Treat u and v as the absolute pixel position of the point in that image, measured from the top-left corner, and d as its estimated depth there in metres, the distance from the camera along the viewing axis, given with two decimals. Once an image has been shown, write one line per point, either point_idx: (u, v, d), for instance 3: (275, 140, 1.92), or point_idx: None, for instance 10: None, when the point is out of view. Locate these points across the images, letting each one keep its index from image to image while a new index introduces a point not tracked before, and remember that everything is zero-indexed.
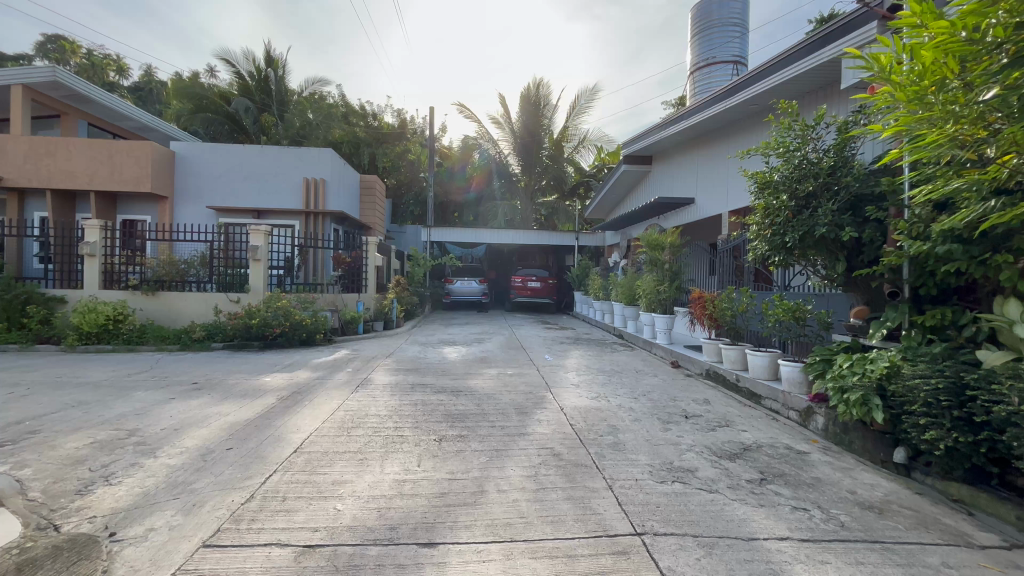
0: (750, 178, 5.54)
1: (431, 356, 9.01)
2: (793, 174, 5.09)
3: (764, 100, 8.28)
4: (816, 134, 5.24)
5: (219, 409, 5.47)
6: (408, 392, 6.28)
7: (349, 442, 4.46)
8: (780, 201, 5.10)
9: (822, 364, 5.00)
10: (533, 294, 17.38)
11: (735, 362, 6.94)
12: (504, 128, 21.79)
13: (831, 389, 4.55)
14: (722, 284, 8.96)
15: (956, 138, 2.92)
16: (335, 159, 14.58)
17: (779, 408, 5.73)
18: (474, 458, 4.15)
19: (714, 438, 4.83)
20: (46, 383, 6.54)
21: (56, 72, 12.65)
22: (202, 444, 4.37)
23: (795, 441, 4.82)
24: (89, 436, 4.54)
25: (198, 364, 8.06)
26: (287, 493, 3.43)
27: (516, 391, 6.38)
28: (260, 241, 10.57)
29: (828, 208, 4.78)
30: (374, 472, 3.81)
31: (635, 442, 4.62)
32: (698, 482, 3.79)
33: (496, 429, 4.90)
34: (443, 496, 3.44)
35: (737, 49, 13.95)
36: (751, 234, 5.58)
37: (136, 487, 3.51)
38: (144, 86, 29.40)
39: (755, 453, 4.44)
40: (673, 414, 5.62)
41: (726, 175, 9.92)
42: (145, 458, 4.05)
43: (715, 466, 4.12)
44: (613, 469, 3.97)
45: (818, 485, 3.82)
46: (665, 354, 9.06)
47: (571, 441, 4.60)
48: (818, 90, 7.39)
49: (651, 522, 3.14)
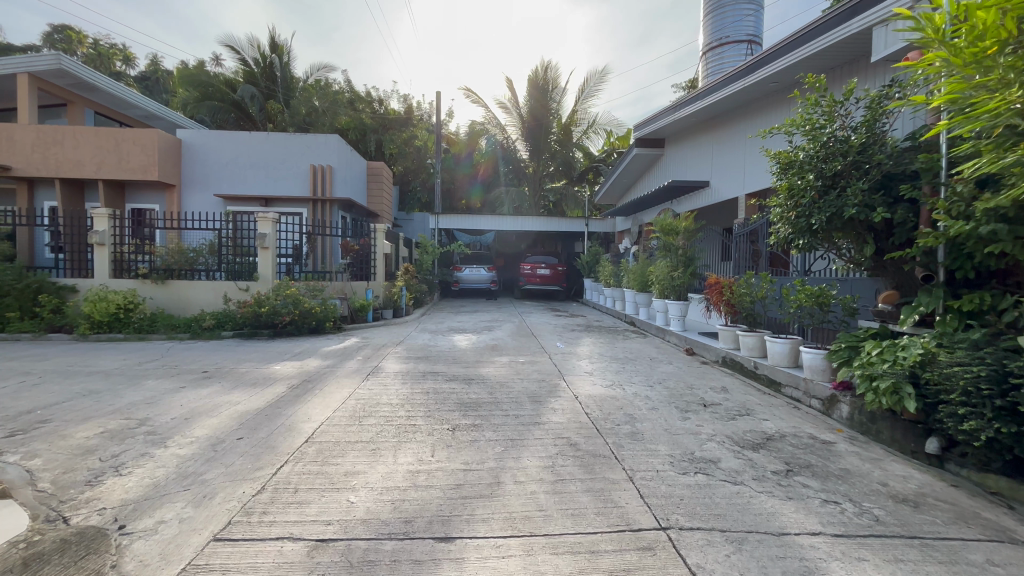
0: (773, 157, 5.31)
1: (441, 344, 8.91)
2: (819, 153, 4.85)
3: (786, 77, 7.93)
4: (844, 109, 4.97)
5: (229, 398, 5.41)
6: (419, 380, 6.18)
7: (361, 431, 4.37)
8: (805, 180, 4.86)
9: (848, 351, 4.81)
10: (543, 281, 17.19)
11: (753, 349, 6.78)
12: (511, 113, 21.45)
13: (860, 377, 4.36)
14: (737, 269, 8.75)
15: (1017, 106, 2.66)
16: (343, 145, 14.44)
17: (800, 396, 5.57)
18: (489, 448, 4.03)
19: (736, 427, 4.67)
20: (58, 372, 6.54)
21: (60, 58, 12.53)
22: (213, 433, 4.30)
23: (819, 430, 4.66)
24: (99, 426, 4.49)
25: (208, 353, 8.01)
26: (299, 484, 3.35)
27: (529, 379, 6.27)
28: (268, 229, 10.51)
29: (858, 188, 4.54)
30: (387, 463, 3.71)
31: (654, 432, 4.49)
32: (721, 474, 3.65)
33: (509, 418, 4.78)
34: (459, 488, 3.33)
35: (751, 28, 13.48)
36: (774, 216, 5.38)
37: (146, 478, 3.44)
38: (151, 76, 29.33)
39: (779, 443, 4.29)
40: (691, 402, 5.48)
41: (745, 156, 9.57)
42: (155, 447, 3.99)
43: (738, 456, 3.98)
44: (633, 460, 3.84)
45: (848, 477, 3.66)
46: (679, 341, 8.88)
47: (587, 430, 4.47)
48: (844, 64, 7.07)
49: (676, 516, 3.02)
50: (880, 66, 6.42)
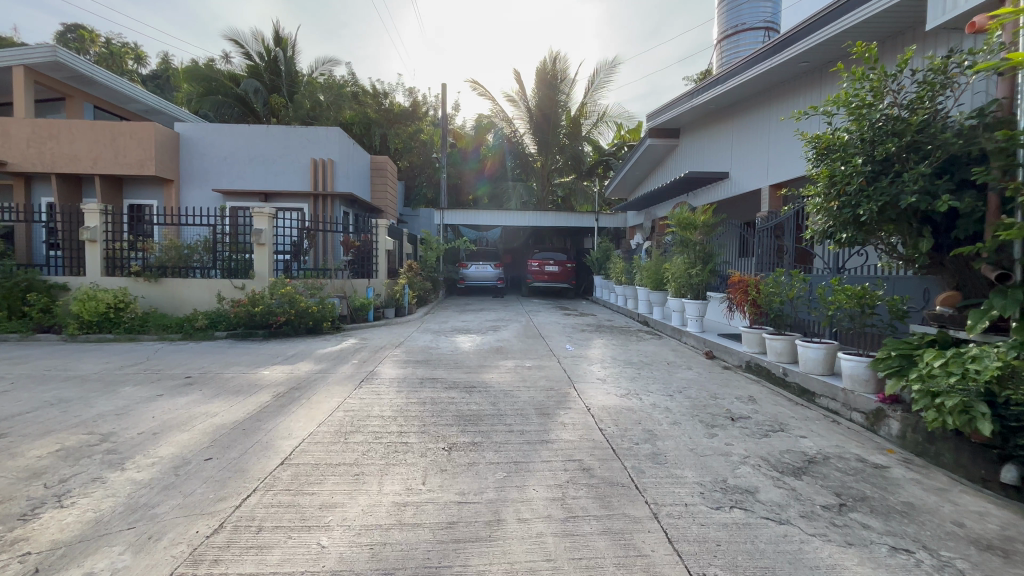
0: (810, 140, 4.70)
1: (443, 345, 8.39)
2: (867, 134, 4.22)
3: (822, 54, 7.29)
4: (896, 84, 4.33)
5: (206, 408, 4.92)
6: (416, 388, 5.63)
7: (346, 451, 3.87)
8: (852, 165, 4.23)
9: (900, 361, 4.19)
10: (551, 279, 16.64)
11: (782, 355, 6.19)
12: (518, 106, 20.77)
13: (918, 391, 3.79)
14: (760, 266, 8.14)
15: None
16: (345, 138, 13.94)
17: (839, 409, 4.99)
18: (489, 473, 3.50)
19: (771, 447, 4.10)
20: (33, 377, 6.11)
21: (56, 50, 12.21)
22: (179, 453, 3.82)
23: (868, 451, 4.08)
24: (57, 442, 4.03)
25: (197, 355, 7.58)
26: (264, 521, 2.85)
27: (536, 388, 5.71)
28: (264, 224, 10.00)
29: (918, 172, 3.91)
30: (369, 494, 3.19)
31: (678, 452, 3.94)
32: (762, 509, 3.08)
33: (514, 435, 4.25)
34: (450, 528, 2.81)
35: (768, 14, 12.64)
36: (810, 206, 4.78)
37: (88, 512, 2.95)
38: (162, 75, 29.24)
39: (824, 468, 3.71)
40: (717, 415, 4.90)
41: (768, 142, 8.92)
42: (111, 471, 3.51)
43: (779, 486, 3.41)
44: (656, 491, 3.28)
45: (913, 514, 3.10)
46: (697, 343, 8.29)
47: (602, 451, 3.92)
48: (894, 35, 6.36)
49: (714, 569, 2.48)
50: (938, 33, 5.67)
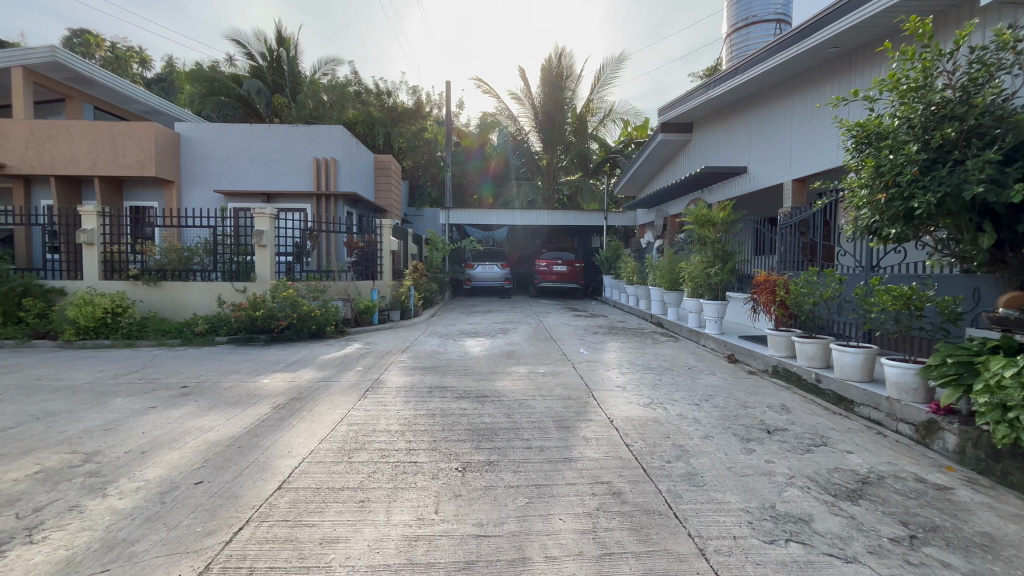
0: (850, 128, 4.29)
1: (451, 350, 8.02)
2: (920, 120, 3.83)
3: (852, 39, 6.86)
4: (950, 64, 3.92)
5: (201, 423, 4.58)
6: (424, 399, 5.26)
7: (352, 472, 3.51)
8: (905, 153, 3.82)
9: (958, 369, 3.79)
10: (559, 279, 16.25)
11: (813, 359, 5.79)
12: (523, 104, 20.40)
13: (986, 403, 3.39)
14: (785, 264, 7.71)
15: None
16: (348, 137, 13.59)
17: (884, 419, 4.58)
18: (509, 500, 3.14)
19: (817, 465, 3.72)
20: (22, 388, 5.80)
21: (56, 51, 12.02)
22: (168, 475, 3.49)
23: (925, 469, 3.69)
24: (36, 463, 3.70)
25: (195, 362, 7.25)
26: (257, 560, 2.51)
27: (553, 397, 5.34)
28: (266, 225, 9.68)
29: (984, 159, 3.50)
30: (375, 526, 2.83)
31: (716, 472, 3.55)
32: (823, 543, 2.70)
33: (532, 452, 3.88)
34: (470, 569, 2.45)
35: (780, 5, 12.22)
36: (851, 200, 4.37)
37: (60, 549, 2.62)
38: (167, 77, 29.07)
39: (881, 491, 3.33)
40: (751, 427, 4.51)
41: (791, 134, 8.48)
42: (91, 497, 3.17)
43: (837, 513, 3.02)
44: (698, 521, 2.90)
45: (996, 548, 2.70)
46: (717, 346, 7.89)
47: (632, 472, 3.53)
48: (946, 11, 5.86)
49: None
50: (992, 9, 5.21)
